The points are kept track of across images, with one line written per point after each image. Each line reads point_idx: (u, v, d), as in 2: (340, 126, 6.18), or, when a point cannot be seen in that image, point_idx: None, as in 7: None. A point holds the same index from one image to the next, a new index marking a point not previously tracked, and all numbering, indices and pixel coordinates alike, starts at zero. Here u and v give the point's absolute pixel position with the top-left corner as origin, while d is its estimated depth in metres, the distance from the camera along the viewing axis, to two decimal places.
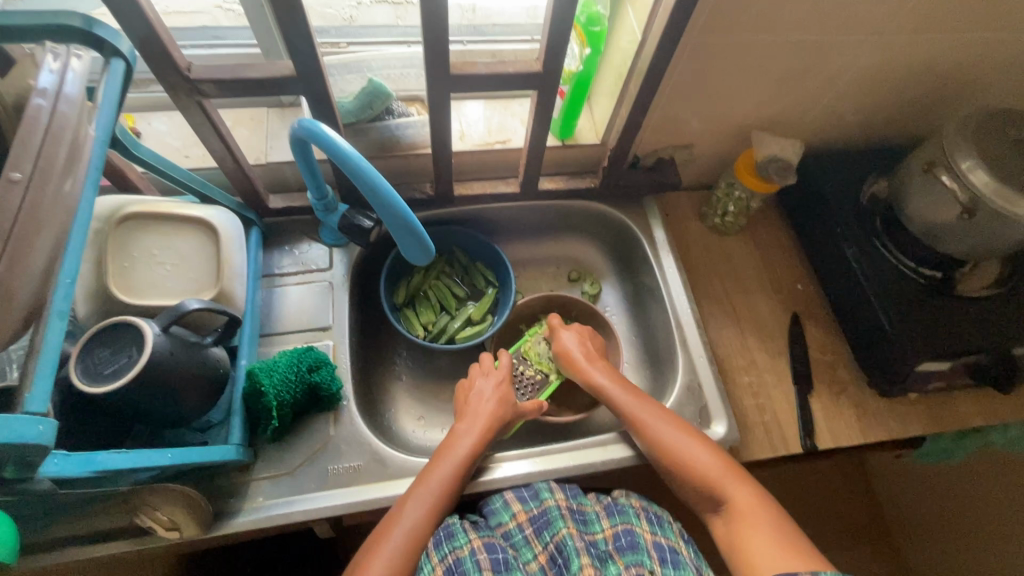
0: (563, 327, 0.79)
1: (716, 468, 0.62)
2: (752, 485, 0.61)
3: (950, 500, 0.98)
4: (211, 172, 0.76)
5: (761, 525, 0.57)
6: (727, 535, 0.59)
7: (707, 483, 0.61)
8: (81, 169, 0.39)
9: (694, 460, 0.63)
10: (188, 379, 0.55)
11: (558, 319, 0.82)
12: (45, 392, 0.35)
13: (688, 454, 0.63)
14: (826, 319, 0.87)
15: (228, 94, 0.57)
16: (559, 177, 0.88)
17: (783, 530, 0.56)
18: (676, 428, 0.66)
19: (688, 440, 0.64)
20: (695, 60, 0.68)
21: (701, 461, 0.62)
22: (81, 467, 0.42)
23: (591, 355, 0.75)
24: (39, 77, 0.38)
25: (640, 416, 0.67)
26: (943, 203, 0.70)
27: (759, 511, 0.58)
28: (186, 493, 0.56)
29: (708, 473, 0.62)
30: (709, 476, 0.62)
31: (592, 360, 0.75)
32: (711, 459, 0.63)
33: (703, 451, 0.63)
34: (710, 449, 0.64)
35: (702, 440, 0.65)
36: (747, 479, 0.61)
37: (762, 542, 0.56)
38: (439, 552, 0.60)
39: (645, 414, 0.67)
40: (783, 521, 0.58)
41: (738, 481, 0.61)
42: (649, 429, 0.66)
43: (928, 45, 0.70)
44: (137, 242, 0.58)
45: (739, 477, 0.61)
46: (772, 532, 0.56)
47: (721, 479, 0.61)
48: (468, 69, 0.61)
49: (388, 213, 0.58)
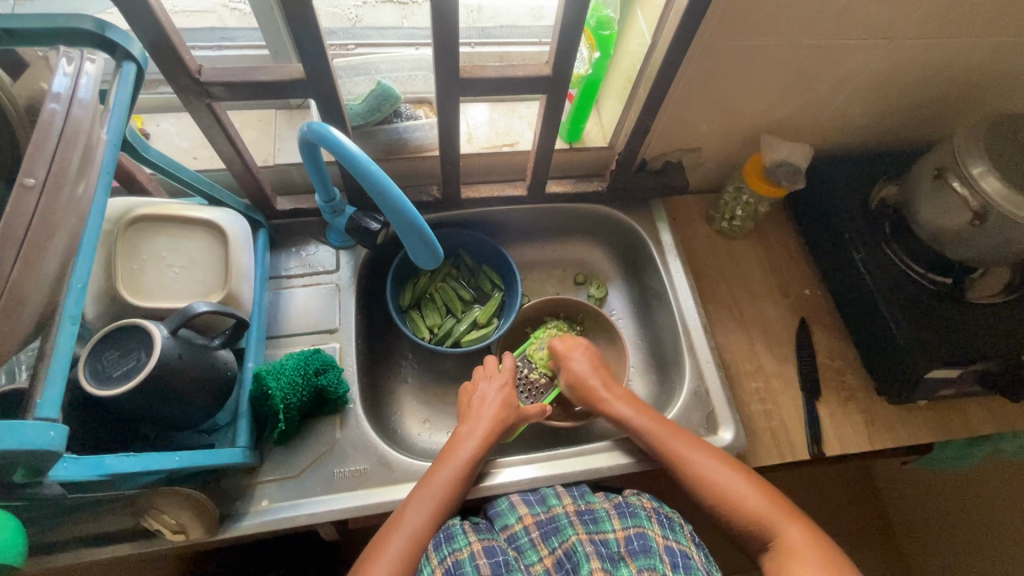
0: (579, 350, 0.78)
1: (762, 503, 0.61)
2: (799, 520, 0.61)
3: (957, 508, 0.98)
4: (218, 173, 0.76)
5: (809, 559, 0.57)
6: (774, 572, 0.58)
7: (755, 518, 0.61)
8: (92, 173, 0.39)
9: (741, 495, 0.62)
10: (196, 381, 0.55)
11: (560, 341, 0.80)
12: (57, 397, 0.35)
13: (733, 489, 0.63)
14: (834, 325, 0.86)
15: (237, 97, 0.57)
16: (567, 181, 0.87)
17: (835, 562, 0.56)
18: (718, 461, 0.65)
19: (732, 474, 0.64)
20: (706, 64, 0.67)
21: (748, 496, 0.62)
22: (91, 471, 0.42)
23: (607, 385, 0.74)
24: (53, 82, 0.38)
25: (675, 449, 0.66)
26: (953, 209, 0.70)
27: (808, 547, 0.58)
28: (195, 497, 0.55)
29: (755, 507, 0.61)
30: (757, 511, 0.61)
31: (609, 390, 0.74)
32: (756, 493, 0.62)
33: (748, 486, 0.63)
34: (754, 483, 0.63)
35: (744, 473, 0.64)
36: (793, 512, 0.61)
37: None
38: (439, 554, 0.60)
39: (679, 447, 0.66)
40: (834, 554, 0.57)
41: (785, 516, 0.60)
42: (689, 463, 0.65)
43: (940, 50, 0.69)
44: (147, 244, 0.58)
45: (786, 512, 0.61)
46: (827, 565, 0.56)
47: (764, 512, 0.61)
48: (477, 73, 0.61)
49: (397, 217, 0.58)
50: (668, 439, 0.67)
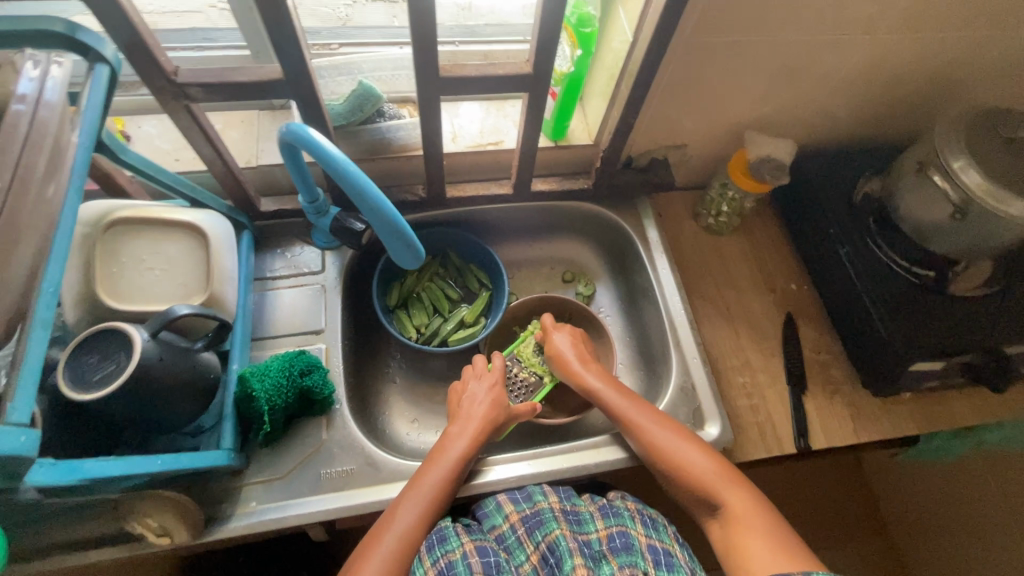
0: (557, 328, 0.80)
1: (710, 472, 0.62)
2: (747, 489, 0.61)
3: (945, 498, 0.98)
4: (201, 174, 0.76)
5: (755, 528, 0.57)
6: (721, 538, 0.59)
7: (703, 486, 0.62)
8: (63, 176, 0.39)
9: (689, 464, 0.63)
10: (178, 384, 0.55)
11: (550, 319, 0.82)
12: (29, 402, 0.35)
13: (682, 458, 0.63)
14: (821, 319, 0.87)
15: (216, 97, 0.57)
16: (552, 179, 0.88)
17: (776, 531, 0.57)
18: (673, 433, 0.66)
19: (681, 442, 0.65)
20: (688, 60, 0.68)
21: (697, 465, 0.63)
22: (67, 476, 0.42)
23: (583, 358, 0.76)
24: (18, 83, 0.37)
25: (631, 417, 0.68)
26: (936, 201, 0.70)
27: (757, 519, 0.58)
28: (176, 499, 0.56)
29: (699, 474, 0.62)
30: (703, 479, 0.62)
31: (585, 362, 0.75)
32: (706, 462, 0.63)
33: (698, 455, 0.63)
34: (704, 452, 0.64)
35: (695, 443, 0.65)
36: (741, 480, 0.61)
37: (756, 542, 0.56)
38: (432, 556, 0.59)
39: (641, 419, 0.67)
40: (778, 525, 0.58)
41: (731, 483, 0.61)
42: (643, 430, 0.66)
43: (920, 44, 0.69)
44: (126, 248, 0.57)
45: (735, 481, 0.61)
46: (766, 535, 0.56)
47: (715, 481, 0.61)
48: (458, 72, 0.61)
49: (377, 217, 0.57)
50: (633, 412, 0.68)
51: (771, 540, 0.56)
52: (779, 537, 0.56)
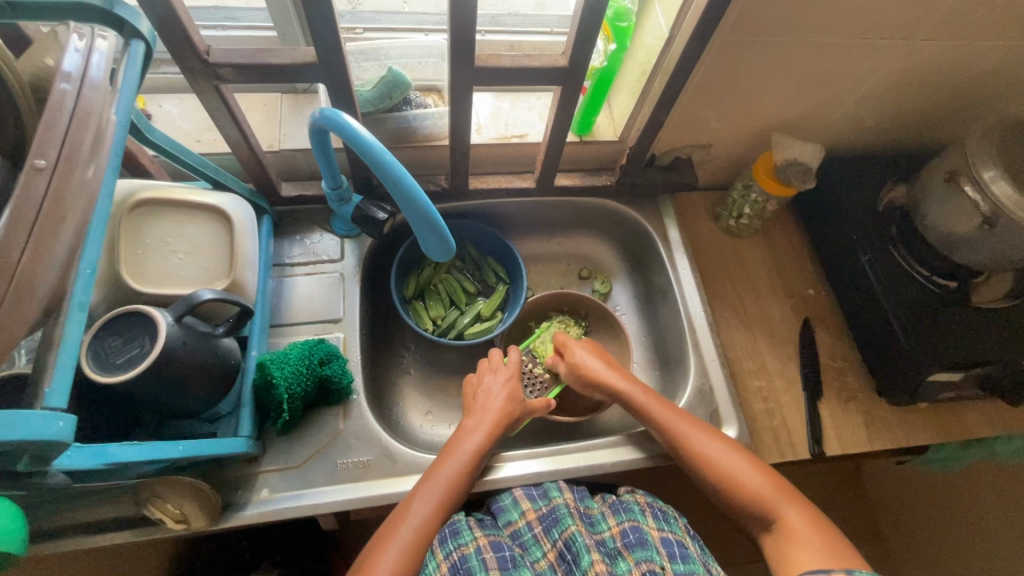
0: (575, 341, 0.78)
1: (759, 482, 0.62)
2: (797, 499, 0.61)
3: (940, 505, 1.00)
4: (222, 157, 0.75)
5: (809, 541, 0.57)
6: (773, 549, 0.59)
7: (753, 496, 0.62)
8: (102, 156, 0.38)
9: (736, 473, 0.63)
10: (201, 368, 0.54)
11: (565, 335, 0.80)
12: (66, 386, 0.35)
13: (729, 467, 0.64)
14: (838, 325, 0.86)
15: (246, 79, 0.55)
16: (575, 174, 0.87)
17: (828, 539, 0.57)
18: (717, 441, 0.66)
19: (726, 451, 0.65)
20: (722, 60, 0.66)
21: (744, 475, 0.63)
22: (94, 460, 0.41)
23: (613, 367, 0.75)
24: (64, 59, 0.36)
25: (678, 427, 0.67)
26: (963, 213, 0.69)
27: (812, 530, 0.58)
28: (194, 484, 0.55)
29: (753, 487, 0.62)
30: (754, 489, 0.62)
31: (617, 371, 0.74)
32: (752, 471, 0.63)
33: (745, 466, 0.63)
34: (749, 461, 0.64)
35: (739, 451, 0.65)
36: (789, 491, 0.61)
37: (811, 553, 0.55)
38: (445, 549, 0.60)
39: (681, 426, 0.67)
40: (831, 532, 0.58)
41: (781, 494, 0.61)
42: (691, 441, 0.66)
43: (957, 52, 0.69)
44: (150, 229, 0.57)
45: (785, 492, 0.61)
46: (818, 544, 0.56)
47: (765, 490, 0.61)
48: (493, 62, 0.59)
49: (409, 207, 0.57)
50: (671, 420, 0.68)
51: (823, 547, 0.56)
52: (832, 544, 0.56)
